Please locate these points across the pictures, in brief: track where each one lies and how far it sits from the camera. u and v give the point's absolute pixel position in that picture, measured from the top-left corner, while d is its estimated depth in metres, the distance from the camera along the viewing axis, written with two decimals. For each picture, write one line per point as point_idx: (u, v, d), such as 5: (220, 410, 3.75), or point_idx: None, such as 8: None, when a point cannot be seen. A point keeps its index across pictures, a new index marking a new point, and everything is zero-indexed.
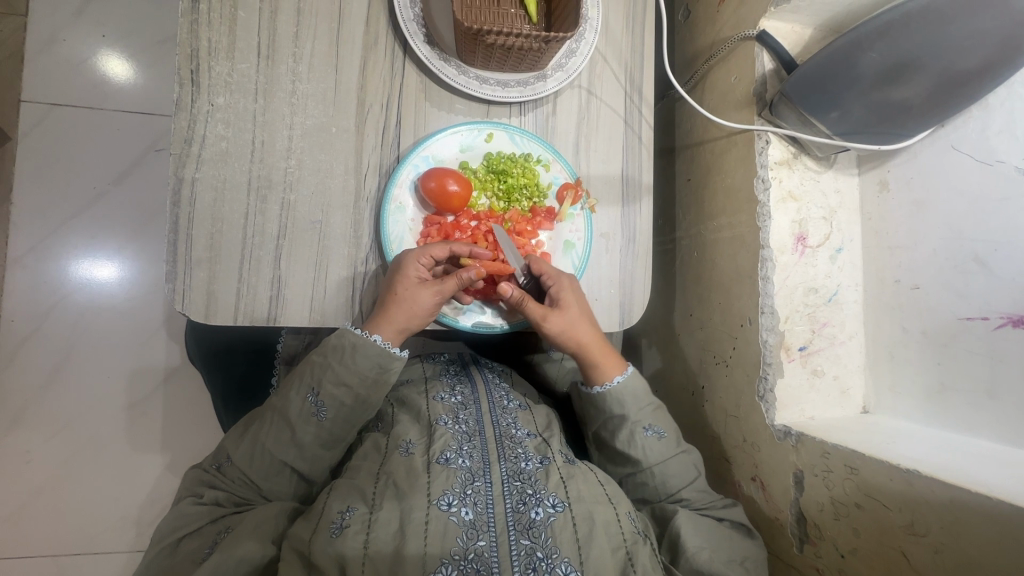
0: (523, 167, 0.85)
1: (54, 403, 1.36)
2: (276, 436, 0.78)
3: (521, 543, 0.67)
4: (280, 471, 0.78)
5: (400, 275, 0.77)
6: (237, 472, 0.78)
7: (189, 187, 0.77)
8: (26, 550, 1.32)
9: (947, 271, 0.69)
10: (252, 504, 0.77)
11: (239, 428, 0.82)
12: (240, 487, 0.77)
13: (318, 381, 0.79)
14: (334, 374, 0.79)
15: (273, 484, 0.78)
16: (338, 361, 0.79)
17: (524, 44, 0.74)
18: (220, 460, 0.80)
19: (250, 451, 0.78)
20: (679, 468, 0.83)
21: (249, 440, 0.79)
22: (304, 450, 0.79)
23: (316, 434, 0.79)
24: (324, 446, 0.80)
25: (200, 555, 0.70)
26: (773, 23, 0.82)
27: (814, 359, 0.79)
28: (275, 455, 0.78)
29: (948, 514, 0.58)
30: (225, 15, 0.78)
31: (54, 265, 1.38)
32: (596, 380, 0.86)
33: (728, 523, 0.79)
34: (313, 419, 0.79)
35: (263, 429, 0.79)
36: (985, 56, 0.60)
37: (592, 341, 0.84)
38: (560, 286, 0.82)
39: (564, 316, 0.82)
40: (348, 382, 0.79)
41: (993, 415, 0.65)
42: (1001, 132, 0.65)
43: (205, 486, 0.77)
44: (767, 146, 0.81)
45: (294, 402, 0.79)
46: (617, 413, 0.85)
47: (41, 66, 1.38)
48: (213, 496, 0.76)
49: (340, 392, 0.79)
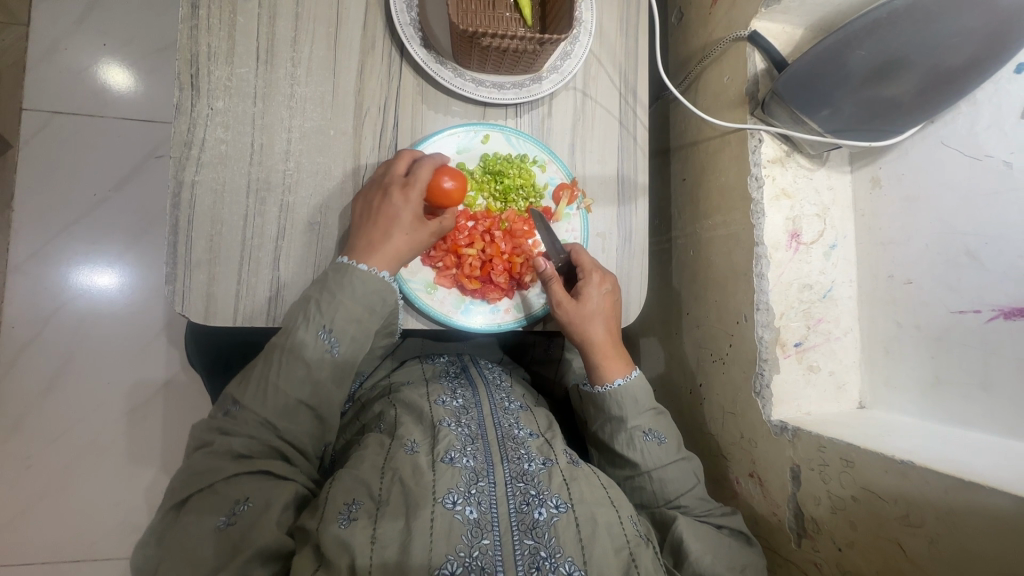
0: (519, 168, 0.86)
1: (54, 408, 1.36)
2: (290, 376, 0.77)
3: (524, 543, 0.67)
4: (296, 411, 0.78)
5: (405, 203, 0.78)
6: (250, 414, 0.75)
7: (189, 189, 0.78)
8: (23, 557, 1.31)
9: (939, 265, 0.70)
10: (271, 445, 0.75)
11: (239, 374, 0.80)
12: (256, 429, 0.75)
13: (328, 319, 0.78)
14: (345, 310, 0.78)
15: (290, 423, 0.77)
16: (347, 296, 0.78)
17: (519, 46, 0.75)
18: (225, 406, 0.77)
19: (262, 394, 0.76)
20: (679, 473, 0.84)
21: (257, 382, 0.77)
22: (318, 386, 0.79)
23: (331, 370, 0.80)
24: (336, 381, 0.81)
25: (219, 521, 0.67)
26: (764, 23, 0.83)
27: (810, 354, 0.80)
28: (290, 395, 0.77)
29: (942, 505, 0.59)
30: (224, 20, 0.79)
31: (54, 271, 1.39)
32: (601, 380, 0.87)
33: (727, 531, 0.80)
34: (327, 357, 0.79)
35: (273, 370, 0.77)
36: (972, 53, 0.61)
37: (606, 339, 0.86)
38: (590, 280, 0.84)
39: (587, 309, 0.84)
40: (358, 317, 0.79)
41: (987, 408, 0.65)
42: (989, 127, 0.66)
43: (217, 433, 0.74)
44: (760, 144, 0.82)
45: (306, 341, 0.77)
46: (630, 419, 0.85)
47: (43, 75, 1.39)
48: (228, 444, 0.73)
49: (352, 327, 0.79)
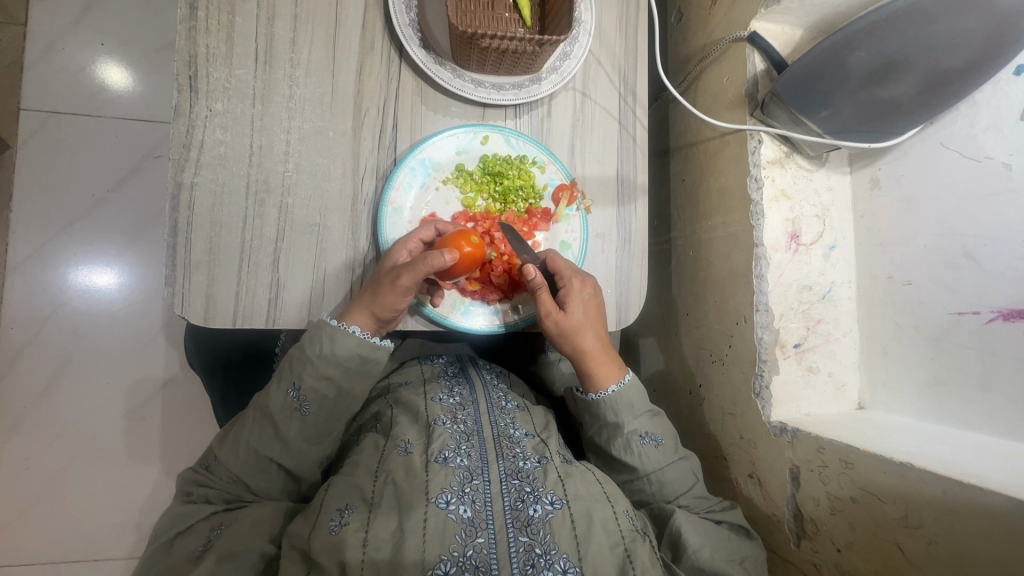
0: (519, 169, 0.86)
1: (53, 409, 1.36)
2: (260, 434, 0.78)
3: (519, 540, 0.67)
4: (266, 468, 0.79)
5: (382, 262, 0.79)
6: (224, 470, 0.78)
7: (188, 191, 0.77)
8: (23, 557, 1.32)
9: (938, 266, 0.70)
10: (242, 500, 0.77)
11: (222, 430, 0.82)
12: (229, 485, 0.77)
13: (298, 376, 0.79)
14: (314, 367, 0.79)
15: (261, 480, 0.78)
16: (317, 354, 0.79)
17: (518, 47, 0.75)
18: (207, 460, 0.80)
19: (235, 450, 0.78)
20: (677, 474, 0.84)
21: (232, 439, 0.79)
22: (288, 445, 0.79)
23: (301, 429, 0.79)
24: (308, 441, 0.81)
25: (195, 552, 0.70)
26: (764, 24, 0.83)
27: (810, 356, 0.80)
28: (260, 453, 0.78)
29: (940, 506, 0.59)
30: (222, 21, 0.79)
31: (52, 272, 1.39)
32: (595, 388, 0.86)
33: (725, 525, 0.81)
34: (296, 414, 0.79)
35: (246, 427, 0.79)
36: (972, 55, 0.61)
37: (596, 346, 0.85)
38: (570, 287, 0.82)
39: (569, 318, 0.83)
40: (329, 374, 0.80)
41: (985, 409, 0.66)
42: (988, 129, 0.66)
43: (195, 485, 0.77)
44: (760, 145, 0.82)
45: (276, 398, 0.79)
46: (627, 425, 0.85)
47: (40, 74, 1.39)
48: (202, 495, 0.75)
49: (322, 384, 0.80)
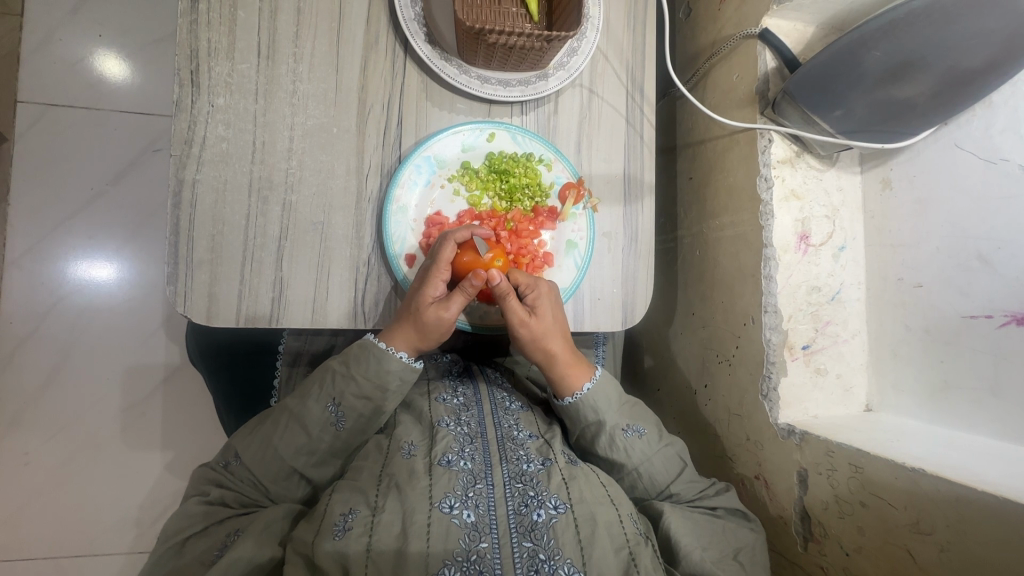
0: (525, 167, 0.85)
1: (53, 405, 1.35)
2: (290, 441, 0.78)
3: (523, 546, 0.67)
4: (290, 476, 0.78)
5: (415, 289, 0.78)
6: (246, 472, 0.77)
7: (190, 188, 0.76)
8: (23, 552, 1.31)
9: (950, 268, 0.69)
10: (259, 505, 0.76)
11: (247, 426, 0.82)
12: (248, 488, 0.77)
13: (339, 392, 0.79)
14: (356, 386, 0.79)
15: (281, 487, 0.78)
16: (362, 374, 0.79)
17: (526, 43, 0.74)
18: (228, 457, 0.79)
19: (261, 453, 0.78)
20: (665, 463, 0.83)
21: (260, 440, 0.78)
22: (315, 456, 0.79)
23: (332, 443, 0.79)
24: (336, 455, 0.81)
25: (210, 558, 0.70)
26: (776, 21, 0.82)
27: (818, 357, 0.79)
28: (287, 461, 0.78)
29: (953, 513, 0.58)
30: (225, 14, 0.77)
31: (51, 266, 1.38)
32: (567, 392, 0.84)
33: (722, 511, 0.80)
34: (330, 428, 0.79)
35: (277, 432, 0.78)
36: (989, 56, 0.60)
37: (564, 351, 0.83)
38: (536, 292, 0.80)
39: (538, 325, 0.80)
40: (368, 394, 0.80)
41: (995, 414, 0.65)
42: (1005, 130, 0.65)
43: (212, 484, 0.77)
44: (770, 144, 0.81)
45: (313, 410, 0.78)
46: (608, 421, 0.83)
47: (37, 65, 1.36)
48: (221, 496, 0.75)
49: (360, 403, 0.80)
